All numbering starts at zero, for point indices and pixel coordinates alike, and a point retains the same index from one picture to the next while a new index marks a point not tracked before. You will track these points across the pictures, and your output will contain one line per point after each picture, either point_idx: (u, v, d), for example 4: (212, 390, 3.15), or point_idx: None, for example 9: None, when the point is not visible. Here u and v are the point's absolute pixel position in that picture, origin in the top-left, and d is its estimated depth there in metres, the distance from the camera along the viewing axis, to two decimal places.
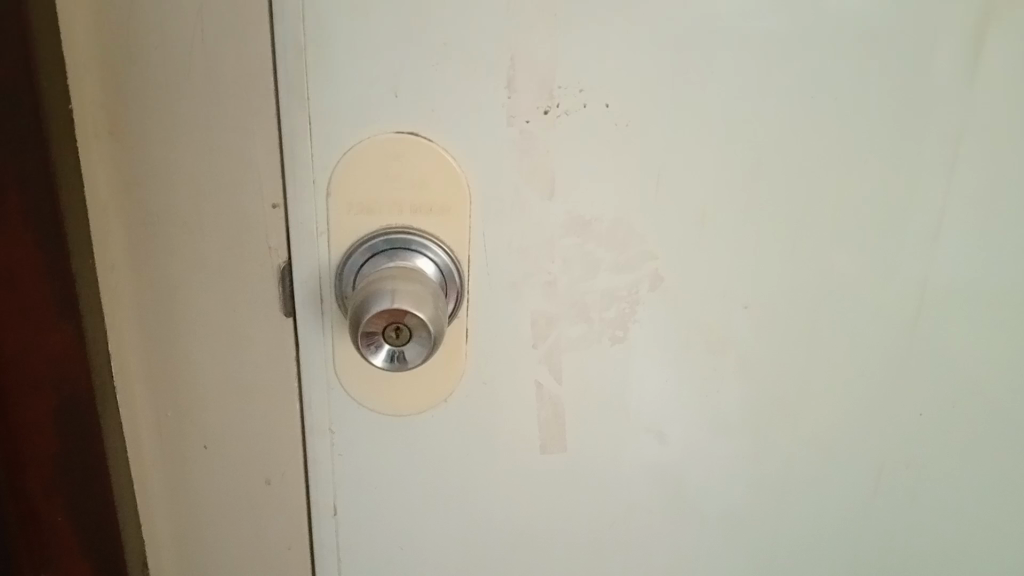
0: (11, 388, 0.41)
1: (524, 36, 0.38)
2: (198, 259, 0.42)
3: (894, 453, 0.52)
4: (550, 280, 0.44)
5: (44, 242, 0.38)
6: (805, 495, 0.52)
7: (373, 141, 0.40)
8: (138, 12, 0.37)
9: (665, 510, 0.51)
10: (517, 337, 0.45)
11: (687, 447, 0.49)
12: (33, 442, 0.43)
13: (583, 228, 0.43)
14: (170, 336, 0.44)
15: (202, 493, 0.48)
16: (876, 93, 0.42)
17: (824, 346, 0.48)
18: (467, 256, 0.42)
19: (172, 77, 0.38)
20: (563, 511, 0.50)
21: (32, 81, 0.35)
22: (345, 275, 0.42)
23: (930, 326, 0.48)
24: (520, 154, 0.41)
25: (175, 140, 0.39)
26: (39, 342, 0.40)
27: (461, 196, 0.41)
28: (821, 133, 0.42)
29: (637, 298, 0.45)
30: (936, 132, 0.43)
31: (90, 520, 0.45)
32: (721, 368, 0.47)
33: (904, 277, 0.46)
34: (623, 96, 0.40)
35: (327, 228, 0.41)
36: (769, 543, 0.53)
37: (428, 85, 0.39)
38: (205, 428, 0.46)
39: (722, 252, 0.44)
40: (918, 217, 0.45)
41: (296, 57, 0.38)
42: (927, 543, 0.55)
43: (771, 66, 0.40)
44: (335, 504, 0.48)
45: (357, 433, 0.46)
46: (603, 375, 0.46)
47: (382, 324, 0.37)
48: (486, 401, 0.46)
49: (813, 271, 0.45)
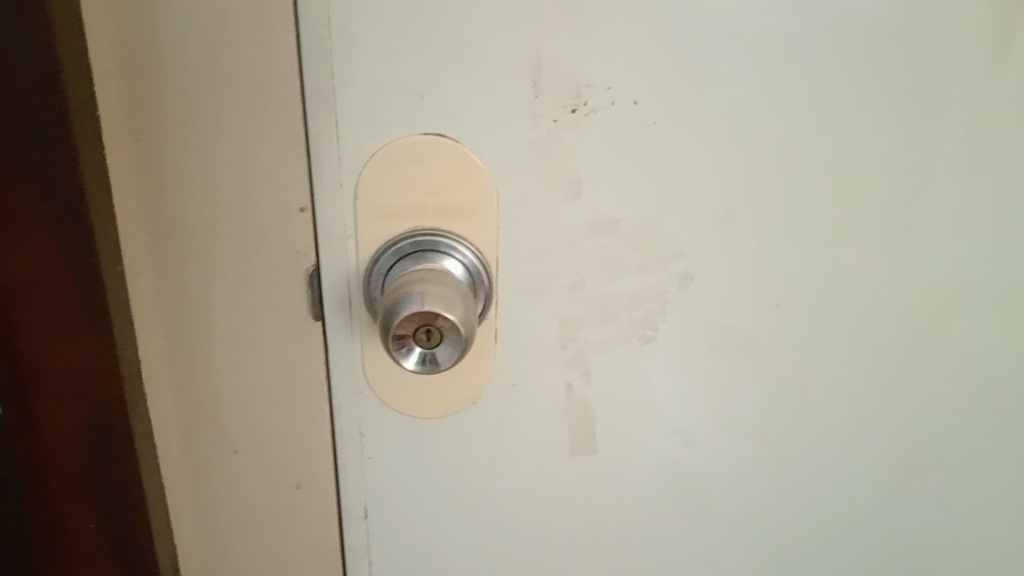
0: (37, 400, 0.41)
1: (551, 36, 0.38)
2: (224, 264, 0.42)
3: (923, 450, 0.51)
4: (576, 281, 0.43)
5: (71, 249, 0.38)
6: (833, 494, 0.52)
7: (399, 143, 0.39)
8: (161, 17, 0.37)
9: (693, 512, 0.51)
10: (545, 339, 0.44)
11: (717, 448, 0.49)
12: (61, 452, 0.42)
13: (608, 227, 0.42)
14: (196, 342, 0.44)
15: (230, 498, 0.48)
16: (904, 87, 0.41)
17: (855, 345, 0.47)
18: (495, 256, 0.42)
19: (195, 81, 0.38)
20: (592, 515, 0.50)
21: (57, 89, 0.35)
22: (373, 278, 0.41)
23: (958, 322, 0.48)
24: (548, 155, 0.40)
25: (200, 145, 0.39)
26: (66, 350, 0.40)
27: (488, 198, 0.41)
28: (851, 126, 0.42)
29: (664, 299, 0.44)
30: (963, 126, 0.43)
31: (121, 528, 0.45)
32: (749, 368, 0.47)
33: (934, 273, 0.46)
34: (650, 93, 0.40)
35: (355, 231, 0.41)
36: (798, 543, 0.53)
37: (455, 87, 0.39)
38: (233, 433, 0.46)
39: (748, 251, 0.44)
40: (945, 212, 0.45)
41: (321, 60, 0.37)
42: (954, 540, 0.55)
43: (798, 60, 0.40)
44: (365, 508, 0.48)
45: (386, 438, 0.46)
46: (630, 377, 0.46)
47: (413, 327, 0.37)
48: (514, 404, 0.46)
49: (843, 269, 0.45)
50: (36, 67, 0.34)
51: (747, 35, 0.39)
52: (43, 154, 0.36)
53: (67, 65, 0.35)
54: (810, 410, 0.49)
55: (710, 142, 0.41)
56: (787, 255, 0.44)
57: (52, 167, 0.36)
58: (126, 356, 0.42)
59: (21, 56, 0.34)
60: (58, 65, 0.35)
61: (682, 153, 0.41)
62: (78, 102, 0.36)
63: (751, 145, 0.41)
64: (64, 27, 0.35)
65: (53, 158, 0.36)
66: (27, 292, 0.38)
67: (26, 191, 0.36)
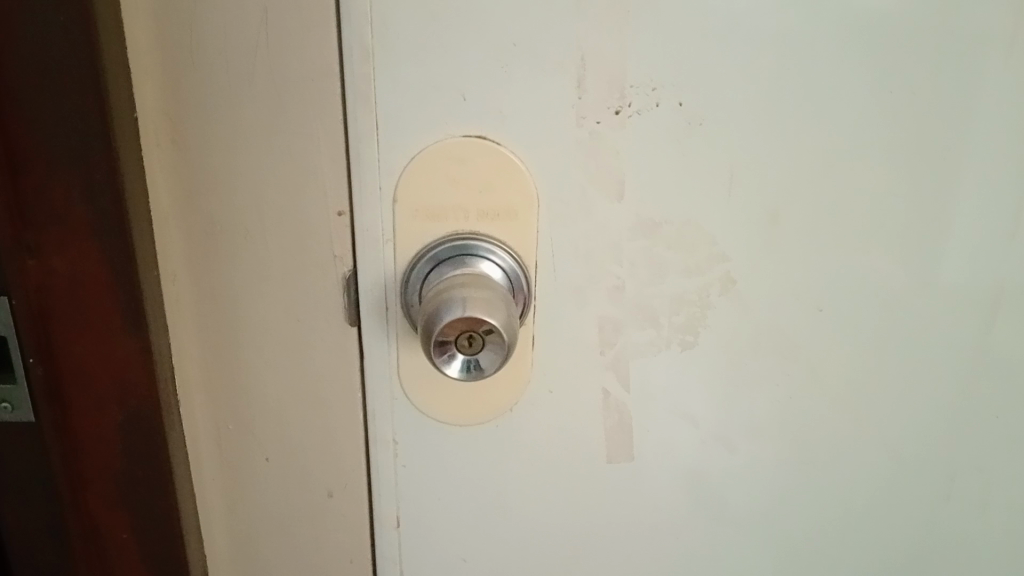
0: (75, 403, 0.41)
1: (597, 35, 0.37)
2: (261, 268, 0.41)
3: (964, 457, 0.50)
4: (617, 285, 0.43)
5: (111, 254, 0.37)
6: (876, 502, 0.51)
7: (438, 146, 0.39)
8: (203, 16, 0.36)
9: (731, 519, 0.50)
10: (584, 343, 0.44)
11: (756, 455, 0.48)
12: (98, 459, 0.42)
13: (652, 230, 0.42)
14: (232, 347, 0.43)
15: (262, 506, 0.47)
16: (950, 87, 0.41)
17: (898, 349, 0.46)
18: (535, 260, 0.41)
19: (237, 81, 0.38)
20: (628, 522, 0.49)
21: (100, 89, 0.34)
22: (411, 282, 0.41)
23: (1007, 328, 0.47)
24: (591, 157, 0.40)
25: (241, 148, 0.39)
26: (104, 354, 0.39)
27: (528, 201, 0.40)
28: (899, 127, 0.41)
29: (706, 302, 0.44)
30: (1013, 127, 0.42)
31: (158, 539, 0.44)
32: (792, 373, 0.46)
33: (980, 276, 0.45)
34: (695, 93, 0.39)
35: (393, 235, 0.40)
36: (836, 552, 0.52)
37: (497, 87, 0.38)
38: (267, 439, 0.45)
39: (794, 255, 0.43)
40: (992, 214, 0.44)
41: (364, 62, 0.37)
42: (1002, 551, 0.54)
43: (845, 59, 0.39)
44: (398, 515, 0.47)
45: (421, 442, 0.45)
46: (670, 382, 0.45)
47: (456, 333, 0.36)
48: (552, 410, 0.45)
49: (888, 270, 0.44)
50: (80, 64, 0.34)
51: (796, 33, 0.38)
52: (86, 154, 0.35)
53: (110, 64, 0.35)
54: (853, 417, 0.48)
55: (757, 143, 0.40)
56: (834, 259, 0.43)
57: (94, 168, 0.36)
58: (163, 364, 0.41)
59: (67, 55, 0.34)
60: (101, 67, 0.34)
61: (730, 154, 0.40)
62: (120, 103, 0.36)
63: (799, 147, 0.41)
64: (109, 26, 0.34)
65: (95, 158, 0.35)
66: (67, 294, 0.38)
67: (69, 191, 0.36)
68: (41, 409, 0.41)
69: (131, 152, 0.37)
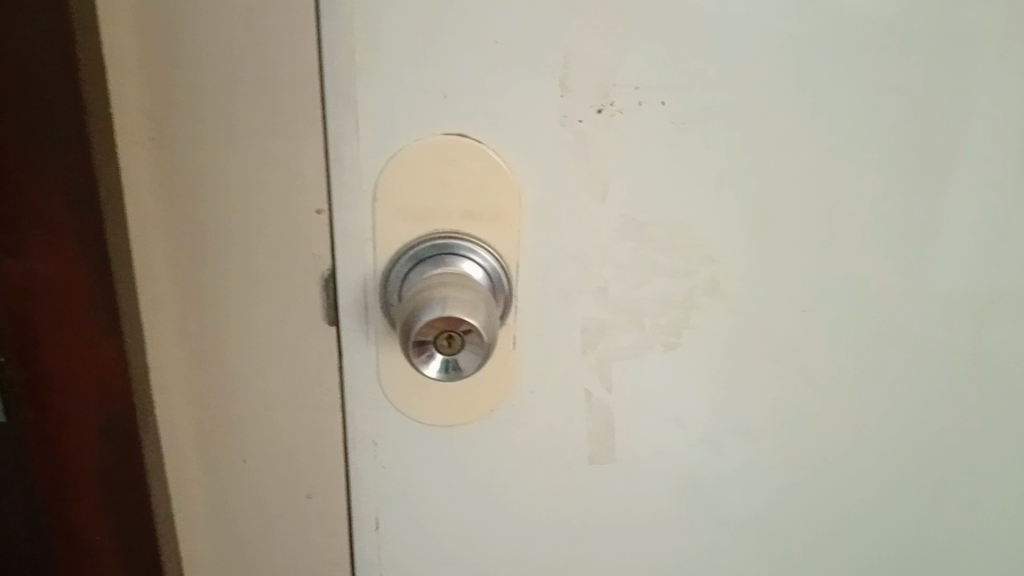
0: (50, 405, 0.40)
1: (581, 33, 0.37)
2: (240, 268, 0.41)
3: (951, 459, 0.50)
4: (602, 286, 0.42)
5: (86, 253, 0.37)
6: (868, 505, 0.50)
7: (419, 144, 0.38)
8: (182, 13, 0.36)
9: (716, 522, 0.49)
10: (568, 345, 0.43)
11: (741, 458, 0.48)
12: (74, 462, 0.41)
13: (640, 232, 0.41)
14: (210, 349, 0.42)
15: (241, 509, 0.47)
16: (937, 88, 0.40)
17: (884, 351, 0.46)
18: (516, 260, 0.41)
19: (217, 82, 0.37)
20: (612, 524, 0.48)
21: (76, 84, 0.34)
22: (391, 282, 0.40)
23: (994, 329, 0.46)
24: (573, 158, 0.39)
25: (220, 150, 0.38)
26: (79, 356, 0.39)
27: (510, 200, 0.40)
28: (885, 129, 0.41)
29: (692, 304, 0.43)
30: (1000, 129, 0.42)
31: (134, 543, 0.43)
32: (782, 376, 0.46)
33: (966, 278, 0.45)
34: (680, 94, 0.39)
35: (373, 234, 0.40)
36: (823, 556, 0.52)
37: (481, 85, 0.38)
38: (246, 441, 0.45)
39: (784, 258, 0.43)
40: (978, 216, 0.44)
41: (346, 58, 0.36)
42: (996, 551, 0.54)
43: (831, 60, 0.39)
44: (378, 517, 0.46)
45: (402, 444, 0.44)
46: (657, 385, 0.45)
47: (435, 333, 0.36)
48: (536, 412, 0.45)
49: (874, 273, 0.44)
50: (58, 62, 0.33)
51: (781, 34, 0.38)
52: (62, 153, 0.35)
53: (88, 63, 0.34)
54: (841, 420, 0.48)
55: (745, 144, 0.40)
56: (824, 261, 0.43)
57: (72, 168, 0.35)
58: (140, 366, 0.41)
59: (44, 48, 0.33)
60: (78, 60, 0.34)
61: (716, 153, 0.40)
62: (98, 102, 0.35)
63: (785, 149, 0.40)
64: (86, 24, 0.34)
65: (71, 157, 0.35)
66: (42, 294, 0.37)
67: (44, 188, 0.35)
68: (17, 409, 0.40)
69: (109, 152, 0.36)
